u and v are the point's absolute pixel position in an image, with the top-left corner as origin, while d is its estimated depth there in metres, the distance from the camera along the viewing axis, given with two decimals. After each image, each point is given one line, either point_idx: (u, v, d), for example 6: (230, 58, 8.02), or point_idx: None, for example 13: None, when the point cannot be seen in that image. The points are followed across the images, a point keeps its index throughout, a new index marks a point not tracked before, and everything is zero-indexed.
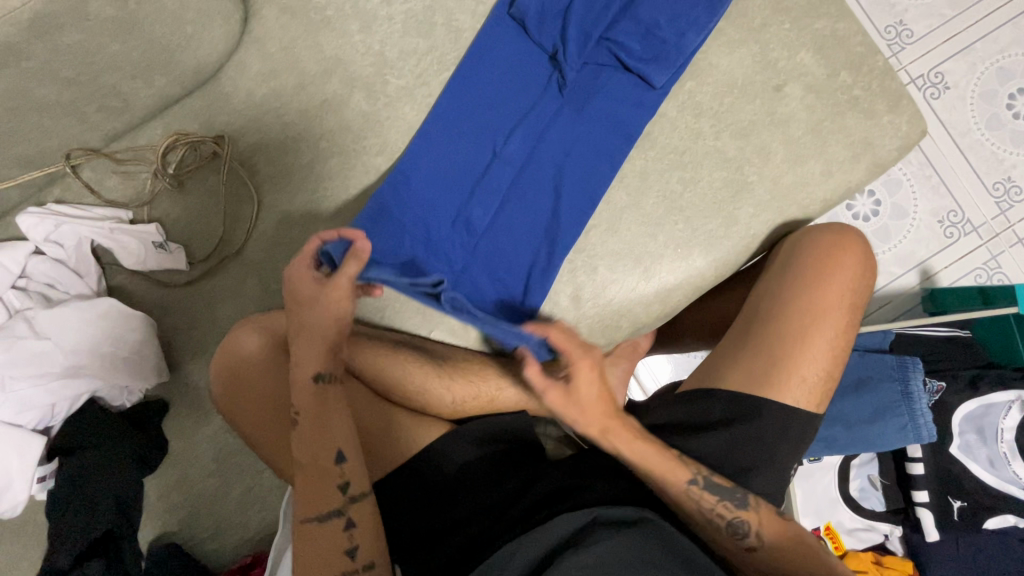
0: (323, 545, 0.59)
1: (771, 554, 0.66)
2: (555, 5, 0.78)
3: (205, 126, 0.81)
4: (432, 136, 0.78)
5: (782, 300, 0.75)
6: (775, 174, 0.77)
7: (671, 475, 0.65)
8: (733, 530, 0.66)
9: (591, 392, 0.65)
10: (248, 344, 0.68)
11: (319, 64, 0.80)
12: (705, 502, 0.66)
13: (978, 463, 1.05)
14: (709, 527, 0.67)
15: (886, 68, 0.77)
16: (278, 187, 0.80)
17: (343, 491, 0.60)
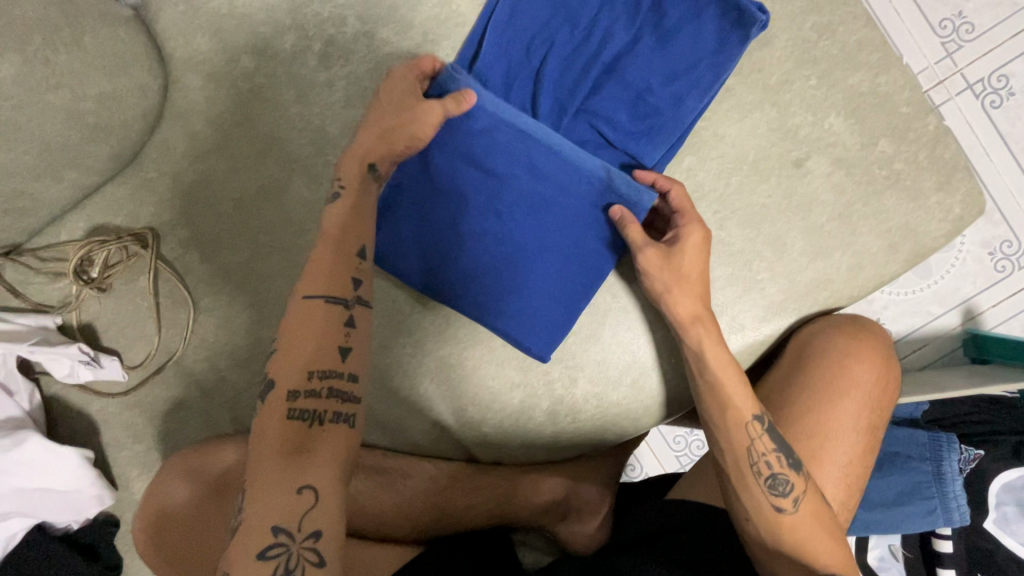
0: (305, 355, 0.54)
1: (796, 535, 0.57)
2: (522, 69, 0.65)
3: (131, 218, 0.71)
4: (379, 221, 0.66)
5: (787, 419, 0.62)
6: (790, 269, 0.64)
7: (737, 403, 0.59)
8: (774, 485, 0.57)
9: (693, 267, 0.61)
10: (177, 491, 0.70)
11: (252, 142, 0.69)
12: (758, 448, 0.58)
13: (1013, 537, 0.96)
14: (746, 472, 0.58)
15: (938, 133, 0.62)
16: (216, 287, 0.71)
17: (343, 307, 0.57)
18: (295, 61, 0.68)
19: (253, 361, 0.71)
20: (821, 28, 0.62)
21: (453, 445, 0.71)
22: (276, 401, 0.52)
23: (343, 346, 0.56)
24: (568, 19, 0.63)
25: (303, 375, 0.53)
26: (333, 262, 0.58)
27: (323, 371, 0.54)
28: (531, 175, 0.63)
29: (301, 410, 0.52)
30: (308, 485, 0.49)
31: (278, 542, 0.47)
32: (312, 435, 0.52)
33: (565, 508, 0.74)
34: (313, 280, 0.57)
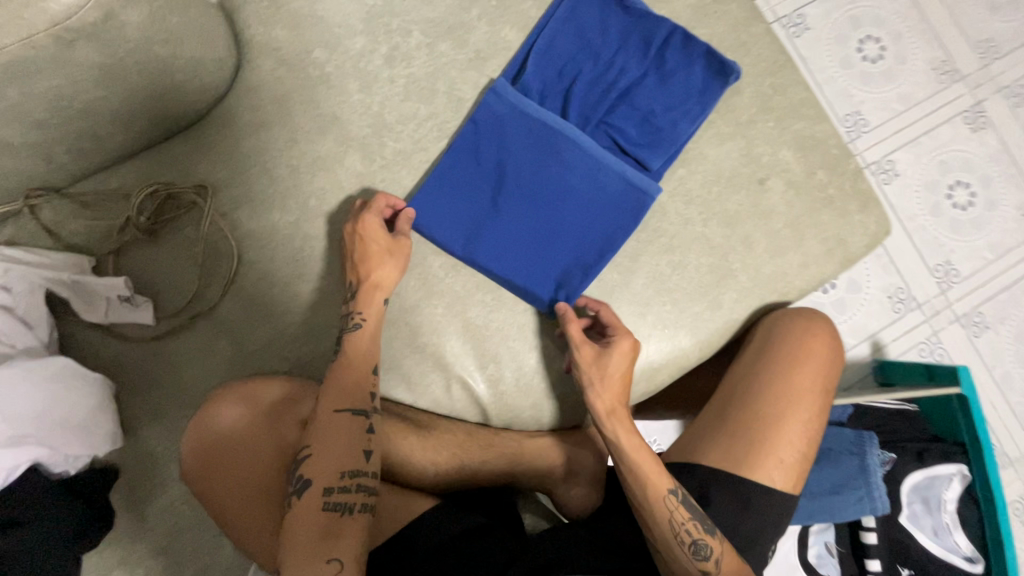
0: (338, 456, 0.64)
1: None
2: (553, 88, 0.81)
3: (184, 174, 0.77)
4: (429, 193, 0.77)
5: (759, 385, 0.77)
6: (757, 263, 0.81)
7: (654, 479, 0.70)
8: (697, 550, 0.68)
9: (617, 368, 0.74)
10: (227, 418, 0.68)
11: (314, 120, 0.79)
12: (677, 518, 0.68)
13: (924, 531, 1.12)
14: (672, 544, 0.68)
15: (857, 171, 0.83)
16: (261, 243, 0.76)
17: (366, 418, 0.67)
18: (362, 58, 0.80)
19: (287, 313, 0.76)
20: (776, 87, 0.84)
21: (470, 403, 0.78)
22: (312, 498, 0.62)
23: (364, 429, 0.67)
24: (591, 54, 0.81)
25: (337, 475, 0.63)
26: (358, 373, 0.69)
27: (354, 471, 0.64)
28: (559, 164, 0.77)
29: (336, 503, 0.62)
30: (335, 557, 0.58)
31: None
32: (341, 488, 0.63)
33: (567, 472, 0.82)
34: (336, 394, 0.67)
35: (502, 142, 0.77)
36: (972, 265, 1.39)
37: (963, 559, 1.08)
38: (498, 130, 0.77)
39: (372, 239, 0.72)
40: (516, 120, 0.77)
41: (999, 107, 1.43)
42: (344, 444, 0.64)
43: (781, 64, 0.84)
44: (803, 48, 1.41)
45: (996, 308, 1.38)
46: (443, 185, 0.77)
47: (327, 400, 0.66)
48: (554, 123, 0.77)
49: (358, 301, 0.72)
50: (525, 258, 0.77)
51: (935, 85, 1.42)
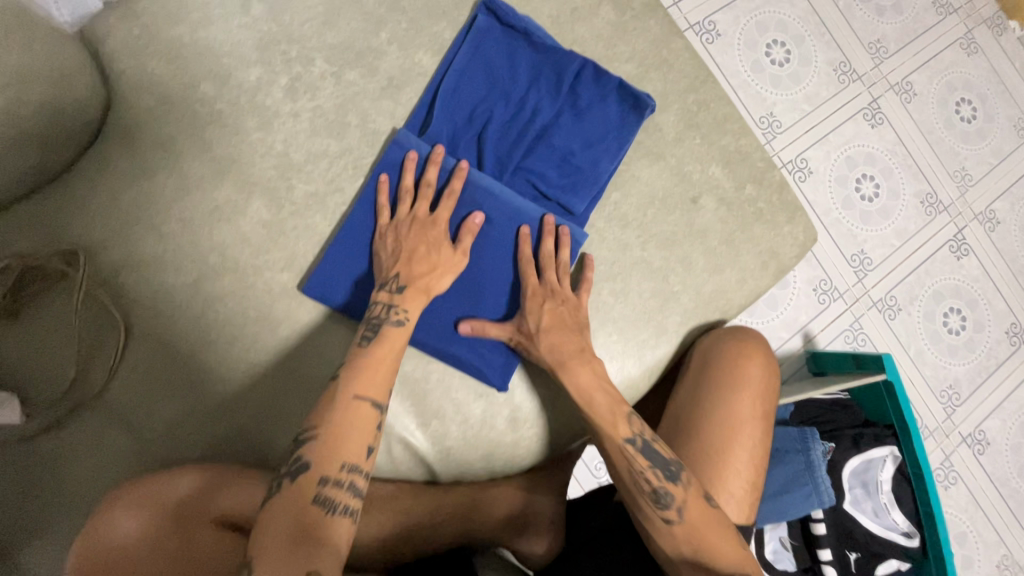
0: (334, 452, 0.57)
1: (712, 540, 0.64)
2: (462, 136, 0.75)
3: (51, 238, 0.65)
4: (342, 261, 0.70)
5: (702, 416, 0.74)
6: (697, 283, 0.80)
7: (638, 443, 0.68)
8: (660, 499, 0.65)
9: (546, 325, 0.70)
10: (128, 526, 0.57)
11: (207, 164, 0.69)
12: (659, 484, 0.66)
13: (866, 514, 1.17)
14: (669, 516, 0.65)
15: (783, 183, 0.85)
16: (152, 312, 0.66)
17: (379, 411, 0.61)
18: (259, 91, 0.71)
19: (191, 389, 0.66)
20: (699, 103, 0.83)
21: (415, 463, 0.72)
22: (306, 483, 0.54)
23: (334, 481, 0.55)
24: (500, 97, 0.76)
25: (333, 467, 0.56)
26: (345, 425, 0.59)
27: (349, 465, 0.57)
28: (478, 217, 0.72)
29: (326, 496, 0.54)
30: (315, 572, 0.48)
31: None
32: (313, 542, 0.50)
33: (524, 520, 0.77)
34: (324, 443, 0.57)
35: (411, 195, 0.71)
36: (882, 252, 1.48)
37: (901, 535, 1.12)
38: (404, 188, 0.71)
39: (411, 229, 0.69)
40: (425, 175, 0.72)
41: (893, 103, 1.54)
42: (348, 437, 0.58)
43: (702, 79, 0.84)
44: (718, 54, 1.44)
45: (906, 291, 1.48)
46: (350, 252, 0.70)
47: (346, 383, 0.61)
48: (468, 175, 0.72)
49: (404, 299, 0.67)
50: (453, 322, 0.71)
51: (836, 85, 1.50)
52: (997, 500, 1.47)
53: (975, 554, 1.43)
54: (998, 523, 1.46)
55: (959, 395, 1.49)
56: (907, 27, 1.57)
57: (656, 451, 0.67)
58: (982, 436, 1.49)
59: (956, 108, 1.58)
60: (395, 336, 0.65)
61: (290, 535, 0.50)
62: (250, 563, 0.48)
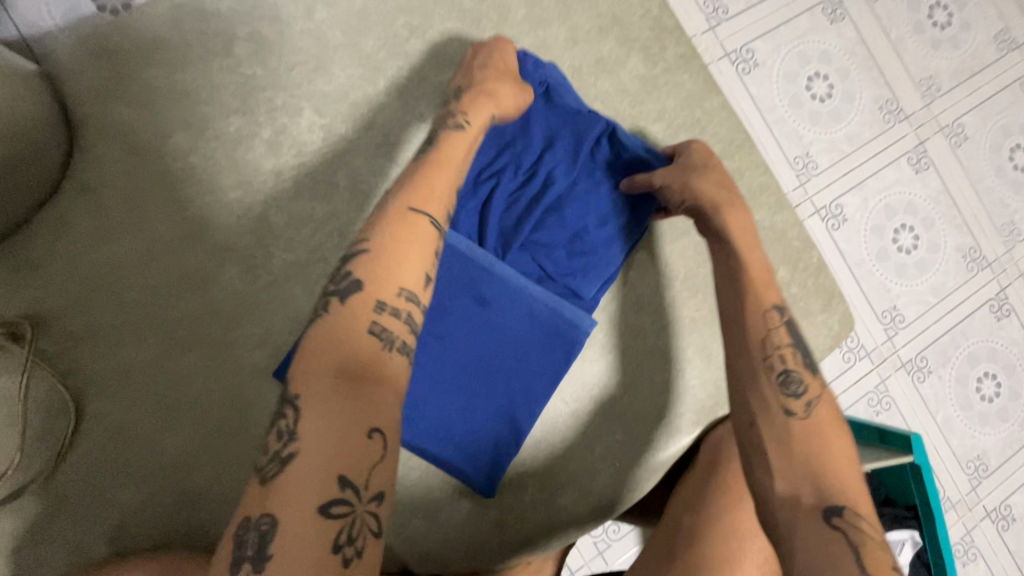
0: (358, 330, 0.45)
1: (813, 441, 0.52)
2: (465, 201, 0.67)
3: (1, 305, 0.59)
4: None
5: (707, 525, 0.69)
6: (716, 376, 0.72)
7: (748, 323, 0.60)
8: (788, 384, 0.56)
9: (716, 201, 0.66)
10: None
11: (177, 225, 0.62)
12: (776, 376, 0.56)
13: None
14: (762, 374, 0.56)
15: (821, 265, 0.76)
16: (109, 390, 0.60)
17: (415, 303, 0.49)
18: (239, 145, 0.63)
19: (145, 478, 0.60)
20: (733, 171, 0.74)
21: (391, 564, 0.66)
22: (353, 315, 0.46)
23: (392, 309, 0.48)
24: (513, 161, 0.69)
25: (375, 309, 0.47)
26: (377, 282, 0.48)
27: (393, 297, 0.48)
28: (476, 301, 0.65)
29: (380, 330, 0.46)
30: (378, 428, 0.42)
31: (343, 499, 0.39)
32: (364, 404, 0.42)
33: None
34: (336, 316, 0.46)
35: None
36: (916, 309, 1.38)
37: None
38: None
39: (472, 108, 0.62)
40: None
41: (940, 147, 1.42)
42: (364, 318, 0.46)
43: (738, 144, 0.75)
44: (754, 86, 1.33)
45: (939, 353, 1.38)
46: None
47: (367, 271, 0.48)
48: (468, 252, 0.65)
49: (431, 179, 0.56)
50: (440, 415, 0.64)
51: (880, 125, 1.39)
52: None
53: None
54: None
55: (986, 466, 1.39)
56: (963, 63, 1.45)
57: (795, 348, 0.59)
58: (1007, 512, 1.39)
59: (1010, 155, 1.46)
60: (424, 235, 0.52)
61: (336, 386, 0.42)
62: (263, 500, 0.38)
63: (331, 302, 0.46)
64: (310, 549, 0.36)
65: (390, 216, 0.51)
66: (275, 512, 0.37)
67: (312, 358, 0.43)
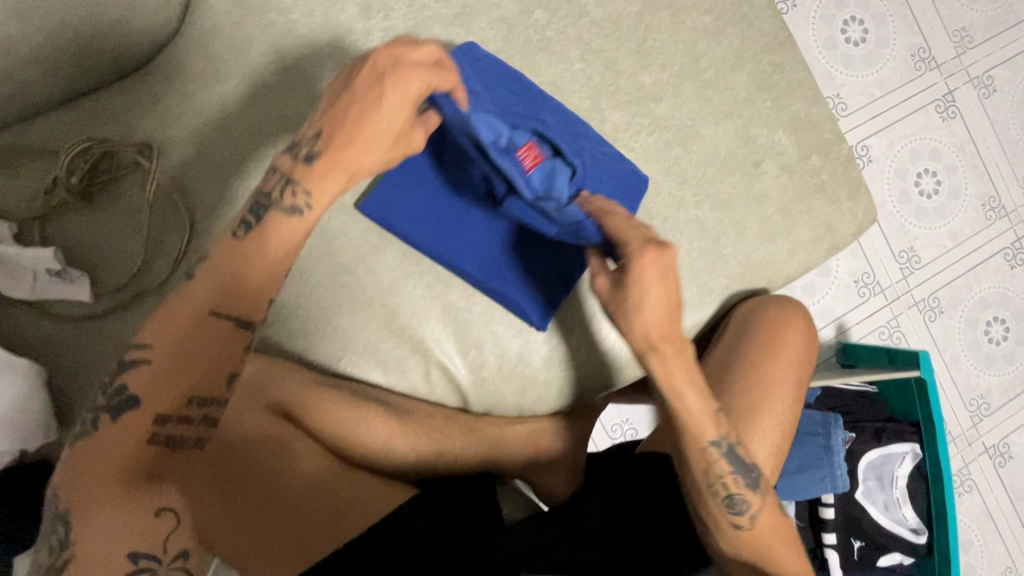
0: (180, 357, 0.49)
1: (756, 542, 0.64)
2: (507, 73, 0.71)
3: (125, 129, 0.67)
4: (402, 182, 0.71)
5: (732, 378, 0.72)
6: (747, 248, 0.79)
7: (699, 425, 0.64)
8: (733, 504, 0.64)
9: (655, 314, 0.61)
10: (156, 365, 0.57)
11: (278, 73, 0.70)
12: (717, 469, 0.64)
13: (876, 507, 1.17)
14: (707, 493, 0.64)
15: (849, 157, 0.82)
16: (216, 211, 0.68)
17: (188, 416, 0.50)
18: (334, 5, 0.70)
19: None
20: (775, 64, 0.80)
21: (450, 389, 0.75)
22: (139, 422, 0.48)
23: (176, 419, 0.49)
24: (494, 101, 0.67)
25: (184, 402, 0.49)
26: (188, 319, 0.50)
27: (172, 441, 0.49)
28: None
29: (165, 438, 0.49)
30: (165, 508, 0.48)
31: (138, 569, 0.46)
32: (142, 495, 0.47)
33: (548, 459, 0.79)
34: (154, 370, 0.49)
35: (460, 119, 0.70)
36: (932, 252, 1.43)
37: (908, 530, 1.12)
38: None
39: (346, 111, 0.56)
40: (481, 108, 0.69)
41: (969, 97, 1.46)
42: (187, 362, 0.49)
43: (782, 40, 0.81)
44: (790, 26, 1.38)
45: (951, 295, 1.44)
46: (409, 174, 0.71)
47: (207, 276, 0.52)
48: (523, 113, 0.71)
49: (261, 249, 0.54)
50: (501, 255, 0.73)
51: (912, 72, 1.43)
52: (1011, 513, 1.45)
53: (977, 562, 1.43)
54: (1007, 536, 1.44)
55: (988, 405, 1.46)
56: (998, 17, 1.48)
57: (738, 458, 0.65)
58: (1005, 449, 1.46)
59: None
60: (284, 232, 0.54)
61: (110, 491, 0.46)
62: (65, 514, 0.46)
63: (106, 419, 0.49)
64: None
65: (179, 323, 0.50)
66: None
67: (81, 475, 0.47)
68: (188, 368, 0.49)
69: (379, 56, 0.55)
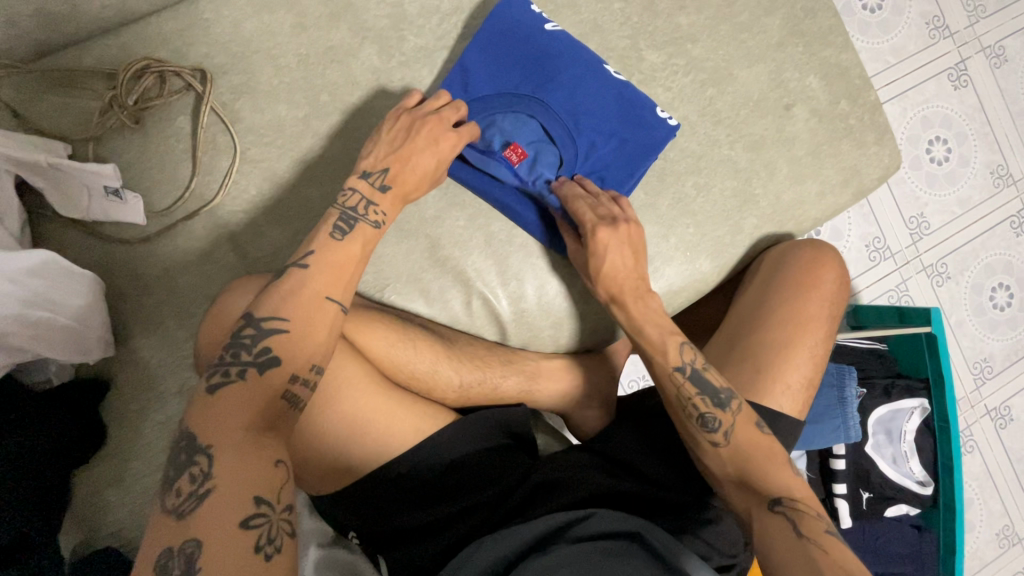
0: (311, 323, 0.54)
1: (740, 457, 0.65)
2: (540, 37, 0.73)
3: (176, 55, 0.68)
4: None
5: (763, 315, 0.75)
6: (778, 189, 0.81)
7: (661, 356, 0.70)
8: (705, 423, 0.66)
9: (613, 266, 0.70)
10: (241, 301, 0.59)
11: (325, 4, 0.70)
12: (686, 392, 0.68)
13: (884, 460, 1.20)
14: (683, 416, 0.68)
15: (877, 103, 0.84)
16: (265, 139, 0.69)
17: (309, 373, 0.53)
18: None
19: (293, 217, 0.70)
20: (806, 10, 0.82)
21: (490, 320, 0.76)
22: (276, 378, 0.51)
23: (302, 382, 0.53)
24: (516, 66, 0.72)
25: (308, 366, 0.53)
26: (306, 296, 0.55)
27: (295, 381, 0.52)
28: (562, 95, 0.73)
29: (294, 396, 0.52)
30: (282, 458, 0.48)
31: (259, 512, 0.44)
32: (269, 447, 0.48)
33: (580, 393, 0.81)
34: (291, 337, 0.53)
35: (499, 63, 0.72)
36: (941, 218, 1.47)
37: (914, 483, 1.16)
38: (500, 59, 0.72)
39: (398, 134, 0.65)
40: (509, 73, 0.72)
41: (981, 66, 1.48)
42: (318, 327, 0.54)
43: None
44: None
45: (959, 260, 1.47)
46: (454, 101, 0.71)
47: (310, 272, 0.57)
48: (558, 58, 0.73)
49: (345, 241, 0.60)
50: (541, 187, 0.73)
51: (926, 40, 1.45)
52: (1011, 473, 1.49)
53: (978, 519, 1.47)
54: (1008, 496, 1.49)
55: (991, 368, 1.49)
56: None
57: (706, 380, 0.68)
58: (1007, 412, 1.50)
59: None
60: (361, 237, 0.61)
61: (244, 434, 0.47)
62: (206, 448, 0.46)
63: (246, 374, 0.50)
64: (230, 550, 0.42)
65: (305, 302, 0.55)
66: (200, 536, 0.42)
67: (215, 413, 0.47)
68: (312, 341, 0.54)
69: (445, 112, 0.67)
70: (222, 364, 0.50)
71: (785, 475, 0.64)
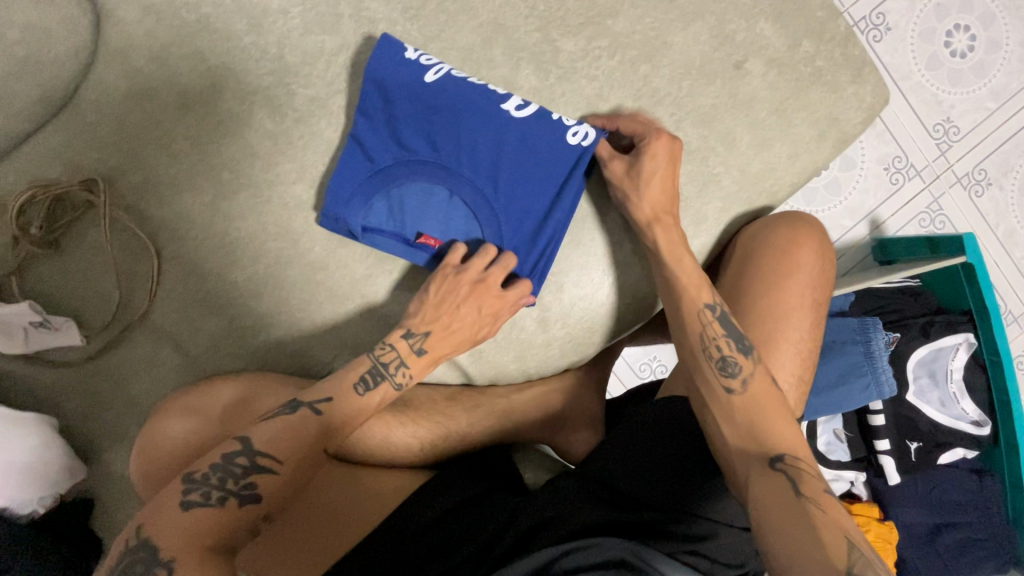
0: (287, 449, 0.58)
1: (749, 414, 0.61)
2: (423, 92, 0.64)
3: (71, 168, 0.66)
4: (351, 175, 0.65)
5: (739, 312, 0.67)
6: (741, 162, 0.71)
7: (693, 288, 0.66)
8: (724, 365, 0.63)
9: (657, 173, 0.66)
10: (179, 430, 0.62)
11: (203, 75, 0.66)
12: (710, 332, 0.65)
13: (931, 405, 1.00)
14: (698, 352, 0.65)
15: (848, 33, 0.71)
16: (177, 233, 0.67)
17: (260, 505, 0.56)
18: None
19: (224, 305, 0.68)
20: None
21: (448, 366, 0.74)
22: (244, 510, 0.55)
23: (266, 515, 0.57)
24: (411, 107, 0.64)
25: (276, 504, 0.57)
26: (313, 438, 0.59)
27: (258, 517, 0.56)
28: (469, 131, 0.65)
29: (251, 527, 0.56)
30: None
31: None
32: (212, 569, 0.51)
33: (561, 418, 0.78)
34: (280, 480, 0.57)
35: (393, 106, 0.64)
36: (972, 119, 1.28)
37: (970, 424, 0.98)
38: (393, 104, 0.64)
39: (448, 291, 0.64)
40: (405, 139, 0.65)
41: None
42: (300, 458, 0.58)
43: None
44: None
45: (1000, 162, 1.29)
46: (358, 158, 0.65)
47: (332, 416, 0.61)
48: (456, 91, 0.64)
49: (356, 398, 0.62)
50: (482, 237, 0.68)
51: None
52: None
53: None
54: None
55: None
56: None
57: (732, 324, 0.65)
58: None
59: None
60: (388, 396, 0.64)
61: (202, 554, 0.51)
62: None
63: (225, 501, 0.54)
64: None
65: (300, 435, 0.59)
66: None
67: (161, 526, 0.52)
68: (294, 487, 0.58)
69: (492, 274, 0.65)
70: (204, 486, 0.54)
71: (789, 438, 0.60)
